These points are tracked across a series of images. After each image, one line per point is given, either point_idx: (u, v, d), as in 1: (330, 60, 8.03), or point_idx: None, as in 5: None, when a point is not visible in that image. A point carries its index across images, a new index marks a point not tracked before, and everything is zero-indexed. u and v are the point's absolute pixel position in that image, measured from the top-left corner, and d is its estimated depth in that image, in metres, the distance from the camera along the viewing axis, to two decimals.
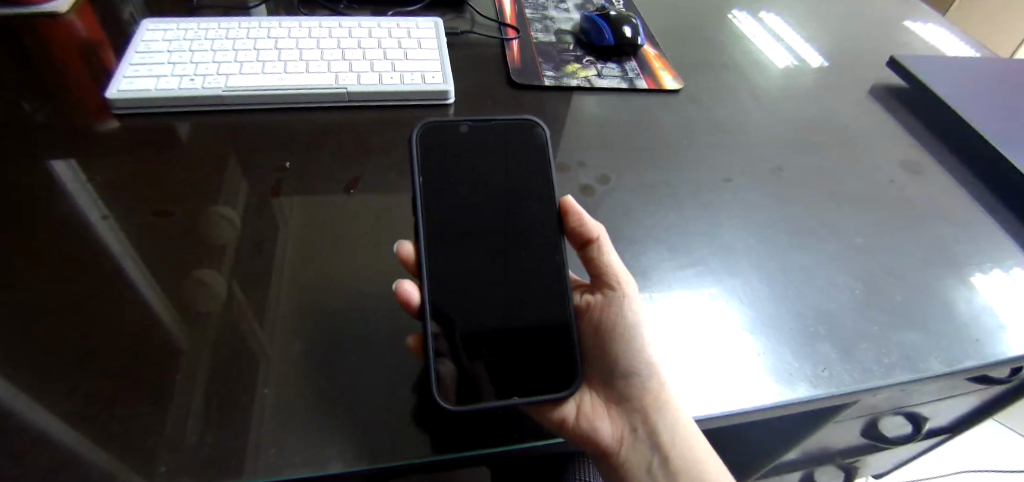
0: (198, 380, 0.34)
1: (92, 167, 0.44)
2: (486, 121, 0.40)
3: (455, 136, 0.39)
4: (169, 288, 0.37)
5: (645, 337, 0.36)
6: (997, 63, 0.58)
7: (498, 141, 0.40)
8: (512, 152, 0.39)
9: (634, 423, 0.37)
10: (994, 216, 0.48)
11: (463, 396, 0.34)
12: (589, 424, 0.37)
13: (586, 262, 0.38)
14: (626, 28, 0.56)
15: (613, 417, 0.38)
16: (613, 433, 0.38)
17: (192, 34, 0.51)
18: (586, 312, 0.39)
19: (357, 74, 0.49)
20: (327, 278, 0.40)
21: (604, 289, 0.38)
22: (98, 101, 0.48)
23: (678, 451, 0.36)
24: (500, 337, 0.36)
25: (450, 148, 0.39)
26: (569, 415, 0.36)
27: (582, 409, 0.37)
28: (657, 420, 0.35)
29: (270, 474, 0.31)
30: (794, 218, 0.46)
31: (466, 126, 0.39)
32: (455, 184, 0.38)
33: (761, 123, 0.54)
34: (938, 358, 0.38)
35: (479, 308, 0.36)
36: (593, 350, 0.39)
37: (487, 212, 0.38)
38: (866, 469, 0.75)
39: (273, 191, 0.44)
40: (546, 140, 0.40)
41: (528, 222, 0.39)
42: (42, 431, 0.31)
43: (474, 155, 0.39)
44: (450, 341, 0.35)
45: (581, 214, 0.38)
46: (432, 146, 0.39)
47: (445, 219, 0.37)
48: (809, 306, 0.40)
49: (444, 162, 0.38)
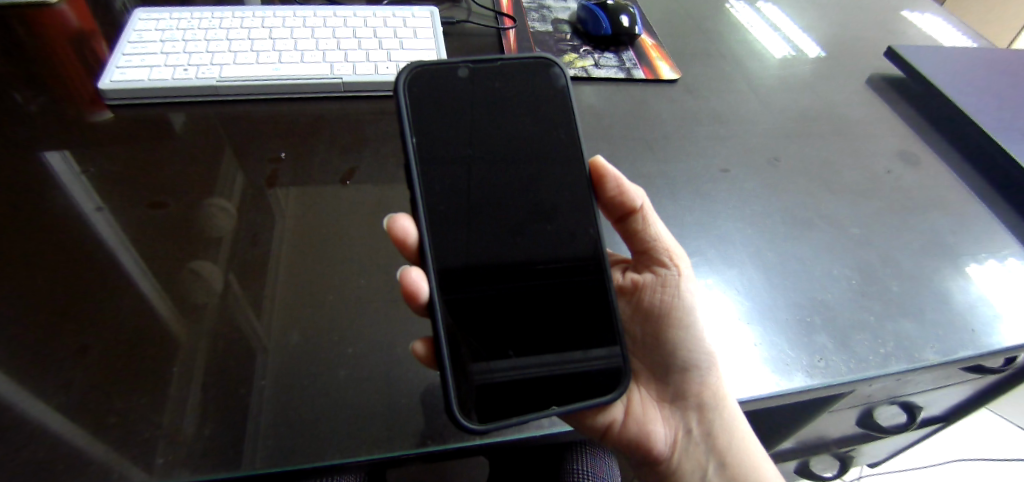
0: (194, 373, 0.33)
1: (86, 159, 0.43)
2: (486, 62, 0.38)
3: (453, 79, 0.38)
4: (164, 279, 0.37)
5: (697, 322, 0.38)
6: (993, 53, 0.58)
7: (498, 82, 0.39)
8: (511, 97, 0.39)
9: (689, 424, 0.39)
10: (990, 206, 0.48)
11: (495, 404, 0.34)
12: (642, 429, 0.39)
13: (634, 233, 0.40)
14: (623, 17, 0.55)
15: (665, 418, 0.40)
16: (668, 436, 0.40)
17: (185, 23, 0.50)
18: (635, 290, 0.41)
19: (352, 64, 0.49)
20: (324, 270, 0.40)
21: (655, 265, 0.39)
22: (92, 90, 0.48)
23: (733, 451, 0.39)
24: (526, 335, 0.36)
25: (442, 90, 0.37)
26: (619, 418, 0.39)
27: (633, 412, 0.40)
28: (713, 421, 0.38)
29: (269, 465, 0.31)
30: (791, 209, 0.46)
31: (466, 69, 0.38)
32: (451, 139, 0.37)
33: (759, 113, 0.53)
34: (933, 348, 0.38)
35: (492, 299, 0.36)
36: (646, 345, 0.41)
37: (484, 198, 0.37)
38: (861, 458, 0.76)
39: (269, 183, 0.44)
40: (562, 80, 0.39)
41: (530, 211, 0.38)
42: (38, 423, 0.31)
43: (472, 98, 0.38)
44: (463, 343, 0.34)
45: (619, 178, 0.39)
46: (423, 87, 0.37)
47: (441, 205, 0.36)
48: (804, 296, 0.40)
49: (436, 108, 0.37)
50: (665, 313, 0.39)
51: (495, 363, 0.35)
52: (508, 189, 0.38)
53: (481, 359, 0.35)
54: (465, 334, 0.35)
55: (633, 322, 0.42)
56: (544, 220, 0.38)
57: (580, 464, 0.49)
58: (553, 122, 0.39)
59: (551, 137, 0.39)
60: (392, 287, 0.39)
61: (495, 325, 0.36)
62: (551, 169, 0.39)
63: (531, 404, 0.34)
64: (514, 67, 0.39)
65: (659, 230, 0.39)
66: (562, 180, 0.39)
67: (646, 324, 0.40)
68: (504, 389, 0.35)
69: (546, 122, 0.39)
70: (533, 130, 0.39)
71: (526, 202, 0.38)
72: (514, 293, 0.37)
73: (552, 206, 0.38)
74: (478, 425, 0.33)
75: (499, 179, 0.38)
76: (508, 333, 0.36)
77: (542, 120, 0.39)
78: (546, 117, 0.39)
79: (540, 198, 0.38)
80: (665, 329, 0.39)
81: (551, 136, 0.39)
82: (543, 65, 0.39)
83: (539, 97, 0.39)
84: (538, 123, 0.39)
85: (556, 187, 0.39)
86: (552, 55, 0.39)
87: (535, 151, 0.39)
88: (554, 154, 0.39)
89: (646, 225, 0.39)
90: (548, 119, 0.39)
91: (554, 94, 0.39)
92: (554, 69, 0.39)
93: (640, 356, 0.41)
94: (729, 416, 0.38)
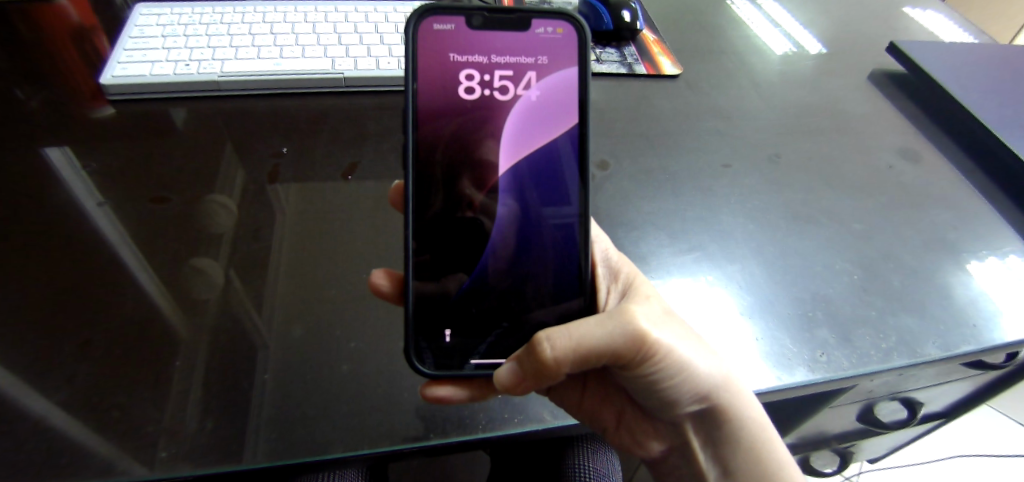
0: (196, 368, 0.33)
1: (88, 155, 0.43)
2: (503, 13, 0.36)
3: (465, 27, 0.36)
4: (165, 275, 0.37)
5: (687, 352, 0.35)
6: (995, 48, 0.57)
7: (513, 35, 0.37)
8: (520, 54, 0.37)
9: (685, 433, 0.40)
10: (991, 203, 0.48)
11: (450, 357, 0.35)
12: (633, 438, 0.42)
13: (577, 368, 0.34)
14: (625, 12, 0.55)
15: (660, 431, 0.41)
16: (663, 444, 0.42)
17: (187, 19, 0.50)
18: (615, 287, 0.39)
19: (353, 59, 0.49)
20: (325, 266, 0.40)
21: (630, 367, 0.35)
22: (93, 86, 0.48)
23: (738, 462, 0.38)
24: (491, 303, 0.37)
25: (450, 40, 0.36)
26: (612, 425, 0.42)
27: (626, 421, 0.42)
28: (712, 434, 0.38)
29: (270, 460, 0.31)
30: (793, 204, 0.46)
31: (480, 17, 0.36)
32: (449, 105, 0.36)
33: (761, 109, 0.53)
34: (934, 343, 0.38)
35: (465, 273, 0.37)
36: None
37: (474, 156, 0.37)
38: (861, 454, 0.76)
39: (270, 177, 0.44)
40: (586, 38, 0.36)
41: (518, 171, 0.37)
42: (40, 417, 0.31)
43: (481, 51, 0.37)
44: (429, 309, 0.36)
45: (554, 358, 0.32)
46: (430, 34, 0.36)
47: (430, 174, 0.36)
48: (806, 291, 0.40)
49: (442, 58, 0.36)
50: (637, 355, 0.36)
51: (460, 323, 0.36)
52: (497, 150, 0.37)
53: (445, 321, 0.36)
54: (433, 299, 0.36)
55: None
56: (529, 186, 0.37)
57: (580, 461, 0.49)
58: (559, 84, 0.37)
59: (552, 100, 0.37)
60: None
61: (467, 292, 0.36)
62: (547, 132, 0.37)
63: (486, 364, 0.35)
64: (533, 21, 0.37)
65: (586, 339, 0.33)
66: (560, 148, 0.37)
67: None
68: (459, 343, 0.36)
69: (551, 86, 0.37)
70: (536, 90, 0.37)
71: (518, 159, 0.37)
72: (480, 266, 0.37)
73: (542, 170, 0.37)
74: (430, 370, 0.34)
75: (491, 146, 0.37)
76: (475, 303, 0.37)
77: (547, 80, 0.37)
78: (553, 78, 0.37)
79: (529, 161, 0.37)
80: None
81: (551, 100, 0.37)
82: (565, 23, 0.37)
83: (549, 59, 0.37)
84: (542, 83, 0.37)
85: (552, 155, 0.37)
86: (576, 13, 0.37)
87: (532, 118, 0.37)
88: (556, 116, 0.37)
89: (588, 359, 0.33)
90: (554, 80, 0.37)
91: (568, 55, 0.37)
92: (576, 28, 0.37)
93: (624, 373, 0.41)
94: (727, 429, 0.37)
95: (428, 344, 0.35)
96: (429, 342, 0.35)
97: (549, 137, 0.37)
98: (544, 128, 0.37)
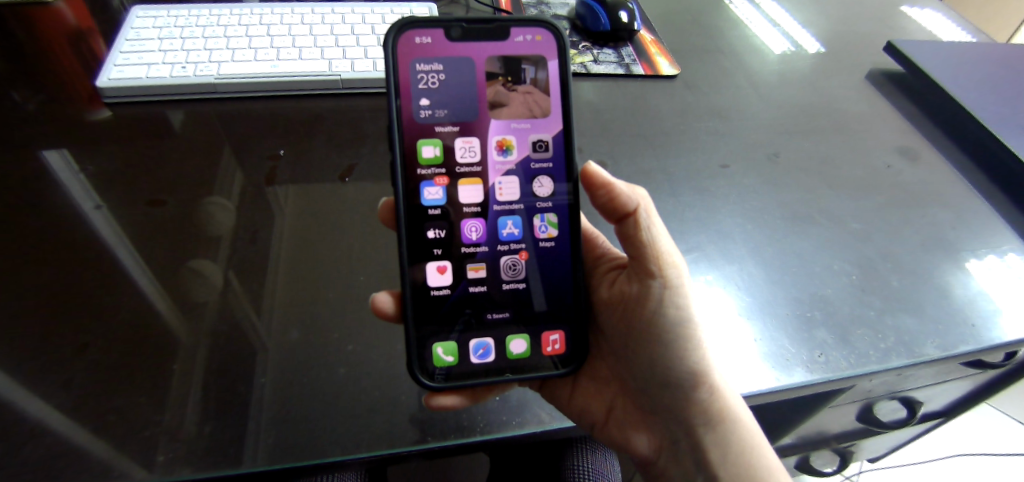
0: (195, 371, 0.33)
1: (86, 157, 0.43)
2: (482, 24, 0.36)
3: (443, 39, 0.36)
4: (163, 277, 0.37)
5: (677, 328, 0.36)
6: (994, 47, 0.57)
7: (493, 43, 0.37)
8: (502, 62, 0.37)
9: (675, 433, 0.38)
10: (990, 202, 0.48)
11: (451, 372, 0.35)
12: (622, 436, 0.40)
13: (624, 239, 0.36)
14: (622, 13, 0.55)
15: (648, 429, 0.40)
16: (651, 444, 0.40)
17: (182, 21, 0.50)
18: (611, 287, 0.40)
19: (350, 60, 0.49)
20: (321, 269, 0.39)
21: (642, 274, 0.36)
22: (90, 89, 0.48)
23: (724, 469, 0.36)
24: (486, 310, 0.37)
25: (430, 53, 0.36)
26: (600, 420, 0.41)
27: (616, 415, 0.41)
28: (702, 436, 0.37)
29: (270, 462, 0.31)
30: (792, 204, 0.46)
31: (459, 29, 0.36)
32: (432, 119, 0.36)
33: (759, 108, 0.53)
34: (933, 343, 0.38)
35: (461, 279, 0.37)
36: (622, 356, 0.40)
37: (460, 167, 0.37)
38: (860, 453, 0.76)
39: (267, 179, 0.44)
40: (566, 44, 0.36)
41: (506, 178, 0.37)
42: (37, 420, 0.31)
43: (461, 63, 0.37)
44: (427, 320, 0.36)
45: (640, 198, 0.36)
46: (409, 47, 0.36)
47: (416, 189, 0.36)
48: (805, 292, 0.40)
49: (422, 72, 0.36)
50: (636, 327, 0.38)
51: (456, 333, 0.36)
52: (484, 160, 0.37)
53: (442, 331, 0.36)
54: (428, 310, 0.36)
55: (614, 333, 0.40)
56: (516, 193, 0.37)
57: (580, 461, 0.49)
58: (542, 90, 0.37)
59: (536, 105, 0.37)
60: (392, 284, 0.39)
61: (459, 299, 0.37)
62: (533, 137, 0.37)
63: (487, 372, 0.36)
64: (513, 30, 0.37)
65: (658, 226, 0.36)
66: (546, 154, 0.37)
67: (627, 338, 0.39)
68: (458, 354, 0.36)
69: (532, 98, 0.37)
70: (518, 98, 0.37)
71: (504, 169, 0.37)
72: (473, 272, 0.37)
73: (529, 176, 0.37)
74: (432, 383, 0.34)
75: (478, 157, 0.37)
76: (472, 309, 0.37)
77: (530, 86, 0.37)
78: (535, 84, 0.37)
79: (514, 170, 0.37)
80: (640, 343, 0.38)
81: (535, 105, 0.37)
82: (545, 30, 0.37)
83: (531, 65, 0.37)
84: (524, 89, 0.37)
85: (537, 162, 0.37)
86: (553, 21, 0.37)
87: (517, 127, 0.37)
88: (541, 123, 0.37)
89: (637, 229, 0.36)
90: (537, 85, 0.37)
91: (550, 61, 0.37)
92: (556, 35, 0.37)
93: (617, 368, 0.41)
94: (716, 425, 0.36)
95: (425, 356, 0.35)
96: (428, 356, 0.35)
97: (534, 142, 0.37)
98: (530, 134, 0.37)
